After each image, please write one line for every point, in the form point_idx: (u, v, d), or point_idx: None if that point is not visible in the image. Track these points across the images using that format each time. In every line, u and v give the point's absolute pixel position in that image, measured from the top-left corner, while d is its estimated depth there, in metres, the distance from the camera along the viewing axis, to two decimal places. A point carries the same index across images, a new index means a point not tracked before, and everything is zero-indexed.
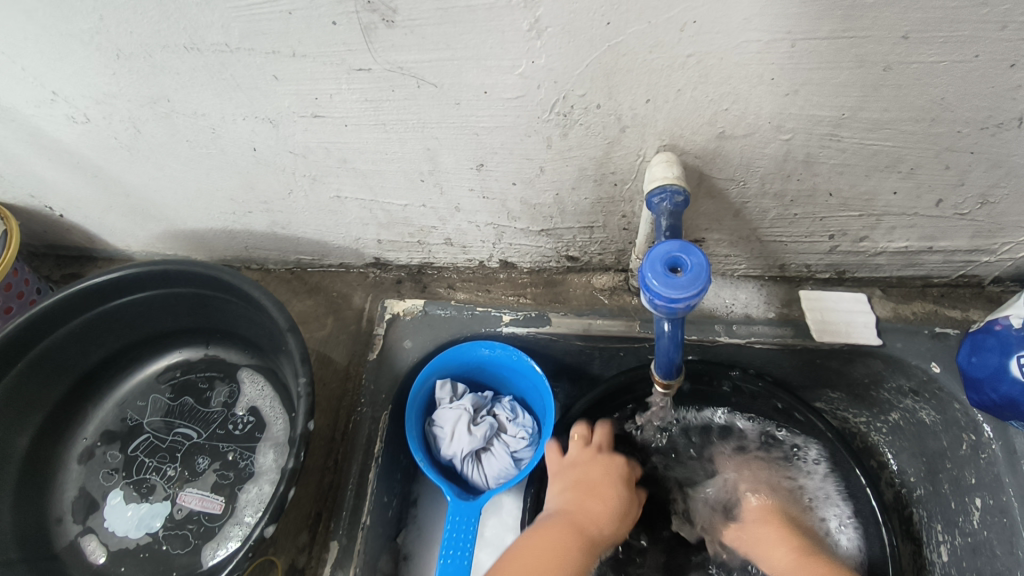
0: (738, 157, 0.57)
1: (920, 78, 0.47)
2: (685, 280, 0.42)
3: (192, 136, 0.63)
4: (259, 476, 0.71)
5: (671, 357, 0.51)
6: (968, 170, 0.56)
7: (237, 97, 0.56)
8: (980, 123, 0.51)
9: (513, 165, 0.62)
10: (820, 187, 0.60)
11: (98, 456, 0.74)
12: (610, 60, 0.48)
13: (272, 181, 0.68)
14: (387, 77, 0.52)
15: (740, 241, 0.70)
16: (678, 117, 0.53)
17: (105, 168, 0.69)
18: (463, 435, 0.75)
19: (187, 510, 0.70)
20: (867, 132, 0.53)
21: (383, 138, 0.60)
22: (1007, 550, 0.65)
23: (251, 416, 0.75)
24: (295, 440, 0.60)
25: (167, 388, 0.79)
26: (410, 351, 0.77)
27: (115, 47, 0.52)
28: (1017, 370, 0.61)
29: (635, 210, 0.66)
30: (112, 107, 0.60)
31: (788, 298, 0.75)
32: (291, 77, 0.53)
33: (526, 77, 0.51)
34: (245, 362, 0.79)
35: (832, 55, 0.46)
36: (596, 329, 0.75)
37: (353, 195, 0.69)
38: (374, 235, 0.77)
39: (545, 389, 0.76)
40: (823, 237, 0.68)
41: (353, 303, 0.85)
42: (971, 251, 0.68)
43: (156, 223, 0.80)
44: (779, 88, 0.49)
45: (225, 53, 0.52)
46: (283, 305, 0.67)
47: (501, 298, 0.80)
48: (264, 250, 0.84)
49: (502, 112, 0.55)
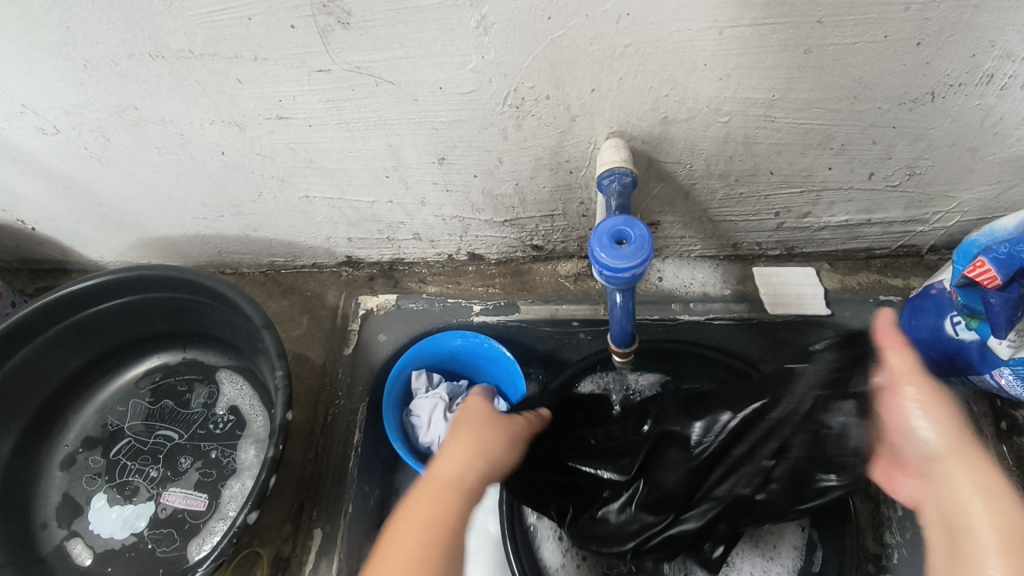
0: (682, 141, 0.61)
1: (838, 59, 0.51)
2: (630, 251, 0.46)
3: (161, 143, 0.65)
4: (241, 471, 0.73)
5: (624, 327, 0.54)
6: (893, 144, 0.61)
7: (202, 101, 0.59)
8: (898, 99, 0.55)
9: (473, 158, 0.65)
10: (762, 166, 0.64)
11: (80, 462, 0.75)
12: (555, 53, 0.51)
13: (242, 183, 0.70)
14: (347, 77, 0.55)
15: (693, 222, 0.74)
16: (623, 104, 0.57)
17: (76, 178, 0.71)
18: (438, 423, 0.78)
19: (171, 509, 0.72)
20: (797, 111, 0.57)
21: (347, 136, 0.62)
22: None
23: (231, 415, 0.77)
24: (275, 431, 0.63)
25: (146, 393, 0.80)
26: (384, 344, 0.80)
27: (82, 57, 0.54)
28: (951, 329, 0.66)
29: (591, 196, 0.70)
30: (81, 117, 0.62)
31: (742, 275, 0.80)
32: (254, 80, 0.56)
33: (478, 72, 0.54)
34: (223, 363, 0.80)
35: (757, 41, 0.50)
36: (563, 313, 0.80)
37: (322, 194, 0.72)
38: (345, 233, 0.80)
39: (516, 375, 0.79)
40: (770, 215, 0.72)
41: (328, 301, 0.87)
42: (907, 221, 0.73)
43: (128, 231, 0.81)
44: (713, 73, 0.53)
45: (189, 59, 0.54)
46: (257, 303, 0.69)
47: (471, 290, 0.84)
48: (237, 254, 0.86)
49: (458, 106, 0.58)
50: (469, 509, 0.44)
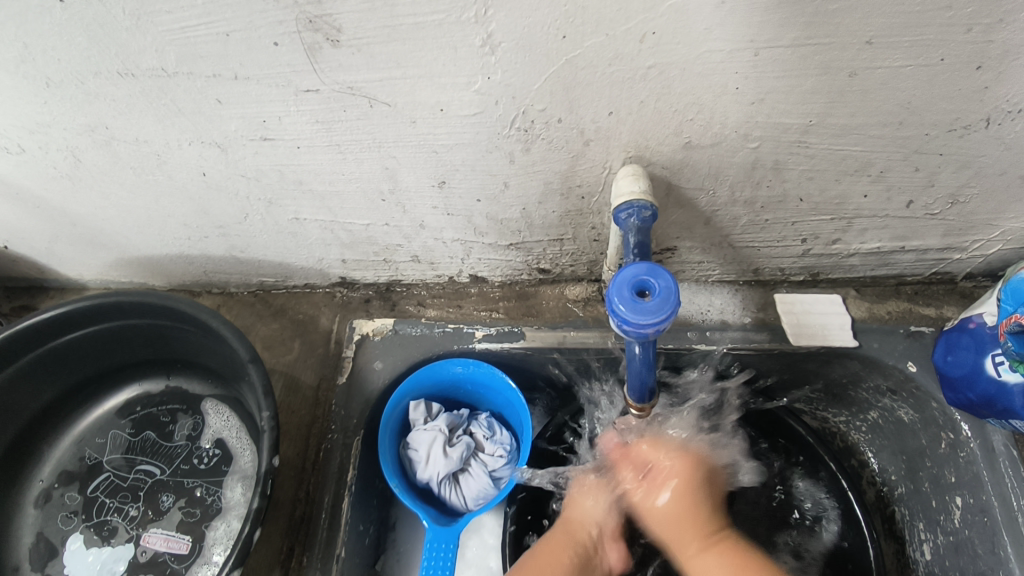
0: (706, 166, 0.55)
1: (886, 83, 0.46)
2: (654, 304, 0.41)
3: (136, 163, 0.59)
4: (227, 511, 0.69)
5: (641, 377, 0.49)
6: (937, 171, 0.55)
7: (179, 121, 0.53)
8: (948, 125, 0.50)
9: (476, 182, 0.59)
10: (791, 193, 0.59)
11: (56, 499, 0.71)
12: (569, 74, 0.46)
13: (226, 205, 0.65)
14: (337, 98, 0.49)
15: (713, 247, 0.69)
16: (642, 129, 0.51)
17: (47, 198, 0.66)
18: (438, 457, 0.73)
19: (152, 552, 0.67)
20: (836, 137, 0.51)
21: (338, 158, 0.57)
22: (988, 550, 0.64)
23: (216, 448, 0.72)
24: (260, 477, 0.58)
25: (127, 423, 0.75)
26: (381, 372, 0.75)
27: (42, 74, 0.49)
28: (991, 369, 0.61)
29: (604, 221, 0.64)
30: (47, 136, 0.56)
31: (763, 302, 0.74)
32: (235, 100, 0.50)
33: (482, 93, 0.48)
34: (209, 392, 0.76)
35: (797, 63, 0.44)
36: (571, 342, 0.74)
37: (313, 217, 0.67)
38: (338, 255, 0.74)
39: (521, 405, 0.75)
40: (796, 241, 0.67)
41: (321, 324, 0.82)
42: (944, 248, 0.68)
43: (107, 251, 0.76)
44: (744, 97, 0.47)
45: (162, 77, 0.48)
46: (242, 335, 0.64)
47: (473, 314, 0.78)
48: (225, 274, 0.81)
49: (461, 129, 0.52)
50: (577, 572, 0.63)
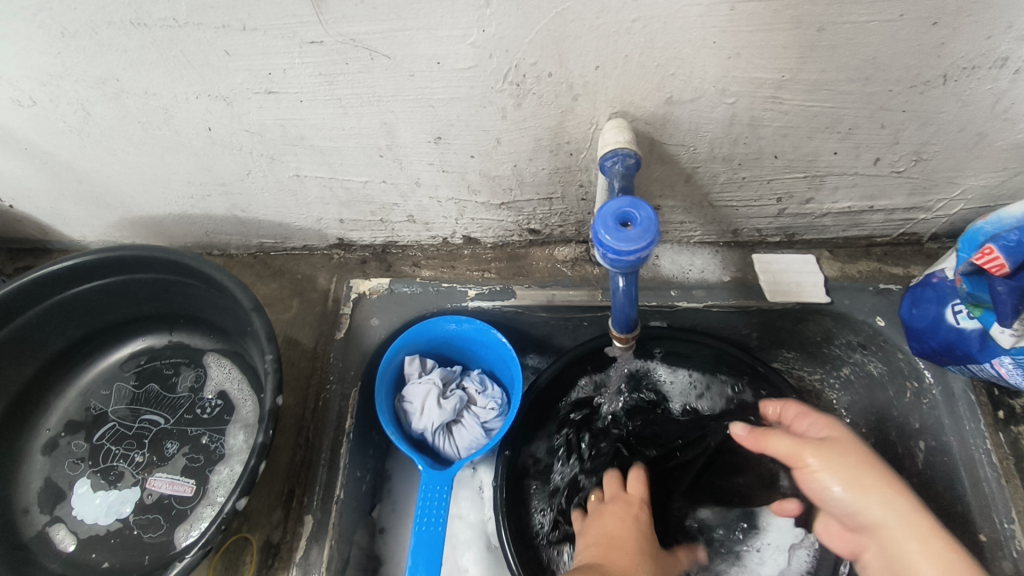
0: (687, 123, 0.59)
1: (851, 38, 0.50)
2: (635, 233, 0.44)
3: (144, 117, 0.62)
4: (230, 457, 0.72)
5: (626, 312, 0.52)
6: (901, 128, 0.59)
7: (188, 74, 0.56)
8: (910, 81, 0.54)
9: (470, 138, 0.63)
10: (766, 150, 0.63)
11: (63, 446, 0.73)
12: (558, 27, 0.49)
13: (230, 161, 0.68)
14: (340, 50, 0.53)
15: (694, 206, 0.72)
16: (627, 83, 0.55)
17: (54, 153, 0.68)
18: (433, 408, 0.77)
19: (158, 495, 0.70)
20: (806, 93, 0.55)
21: (339, 113, 0.60)
22: (947, 487, 0.69)
23: (219, 399, 0.75)
24: (264, 416, 0.61)
25: (132, 376, 0.78)
26: (377, 328, 0.78)
27: (58, 24, 0.51)
28: (952, 318, 0.65)
29: (591, 178, 0.68)
30: (59, 88, 0.59)
31: (742, 262, 0.78)
32: (243, 52, 0.53)
33: (477, 46, 0.52)
34: (211, 346, 0.78)
35: (768, 18, 0.48)
36: (559, 300, 0.77)
37: (313, 173, 0.69)
38: (336, 214, 0.77)
39: (511, 359, 0.78)
40: (772, 200, 0.71)
41: (319, 284, 0.85)
42: (910, 208, 0.72)
43: (111, 211, 0.78)
44: (720, 51, 0.51)
45: (174, 28, 0.51)
46: (246, 286, 0.67)
47: (466, 274, 0.82)
48: (225, 235, 0.84)
49: (457, 83, 0.56)
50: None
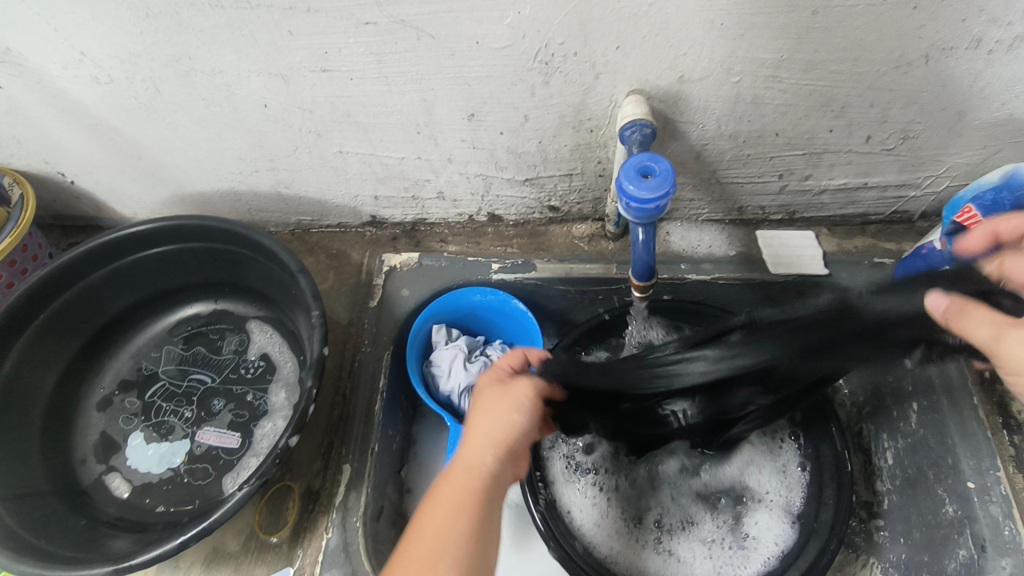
0: (697, 99, 0.66)
1: (841, 21, 0.56)
2: (654, 183, 0.50)
3: (208, 94, 0.69)
4: (273, 412, 0.77)
5: (645, 261, 0.58)
6: (889, 107, 0.66)
7: (253, 52, 0.63)
8: (895, 62, 0.61)
9: (501, 114, 0.69)
10: (768, 127, 0.69)
11: (117, 403, 0.79)
12: (585, 10, 0.56)
13: (279, 137, 0.74)
14: (391, 30, 0.59)
15: (702, 183, 0.79)
16: (643, 62, 0.61)
17: (120, 128, 0.75)
18: (459, 370, 0.82)
19: (206, 446, 0.75)
20: (803, 72, 0.62)
21: (384, 90, 0.67)
22: (939, 441, 0.75)
23: (262, 360, 0.81)
24: (311, 364, 0.67)
25: (179, 340, 0.84)
26: (408, 298, 0.85)
27: (145, 5, 0.58)
28: None
29: (609, 155, 0.75)
30: (135, 66, 0.66)
31: (746, 238, 0.85)
32: (304, 32, 0.60)
33: (513, 27, 0.58)
34: (253, 313, 0.84)
35: (769, 2, 0.55)
36: (576, 272, 0.84)
37: (355, 150, 0.76)
38: (372, 191, 0.84)
39: (532, 328, 0.84)
40: (774, 177, 0.77)
41: (352, 259, 0.91)
42: (901, 186, 0.78)
43: (164, 187, 0.85)
44: (727, 32, 0.58)
45: (246, 10, 0.58)
46: (292, 251, 0.73)
47: (490, 249, 0.88)
48: (267, 212, 0.90)
49: (492, 61, 0.62)
50: (467, 518, 0.48)
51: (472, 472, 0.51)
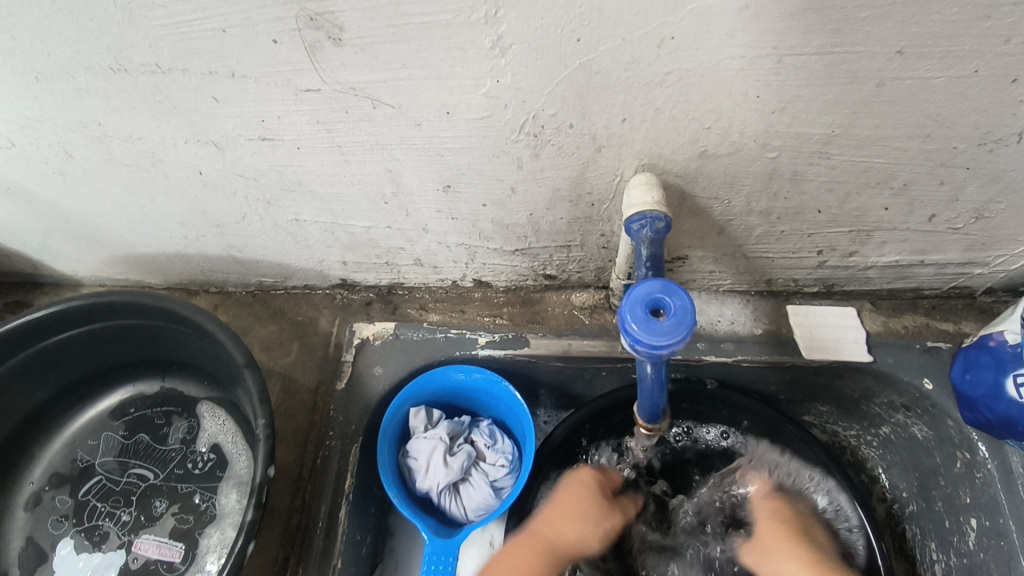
0: (722, 176, 0.53)
1: (915, 94, 0.43)
2: (668, 324, 0.39)
3: (130, 161, 0.57)
4: (221, 519, 0.67)
5: (654, 400, 0.47)
6: (963, 185, 0.53)
7: (174, 119, 0.51)
8: (979, 139, 0.47)
9: (482, 186, 0.57)
10: (809, 204, 0.57)
11: (46, 502, 0.69)
12: (581, 79, 0.44)
13: (223, 204, 0.63)
14: (338, 98, 0.47)
15: (725, 257, 0.67)
16: (656, 136, 0.49)
17: (38, 192, 0.64)
18: (438, 466, 0.72)
19: (144, 559, 0.66)
20: (859, 149, 0.49)
21: (340, 160, 0.55)
22: (1005, 574, 0.63)
23: (212, 453, 0.71)
24: (255, 488, 0.56)
25: (120, 425, 0.74)
26: (381, 378, 0.73)
27: (31, 68, 0.47)
28: (1013, 390, 0.58)
29: (613, 228, 0.62)
30: (38, 132, 0.54)
31: (775, 313, 0.72)
32: (232, 99, 0.48)
33: (491, 97, 0.46)
34: (205, 394, 0.74)
35: (822, 72, 0.42)
36: (576, 351, 0.72)
37: (313, 218, 0.65)
38: (339, 257, 0.72)
39: (523, 414, 0.73)
40: (811, 253, 0.65)
41: (320, 327, 0.80)
42: (965, 263, 0.65)
43: (102, 248, 0.74)
44: (765, 106, 0.45)
45: (155, 74, 0.46)
46: (240, 339, 0.62)
47: (476, 320, 0.76)
48: (223, 274, 0.79)
49: (467, 133, 0.50)
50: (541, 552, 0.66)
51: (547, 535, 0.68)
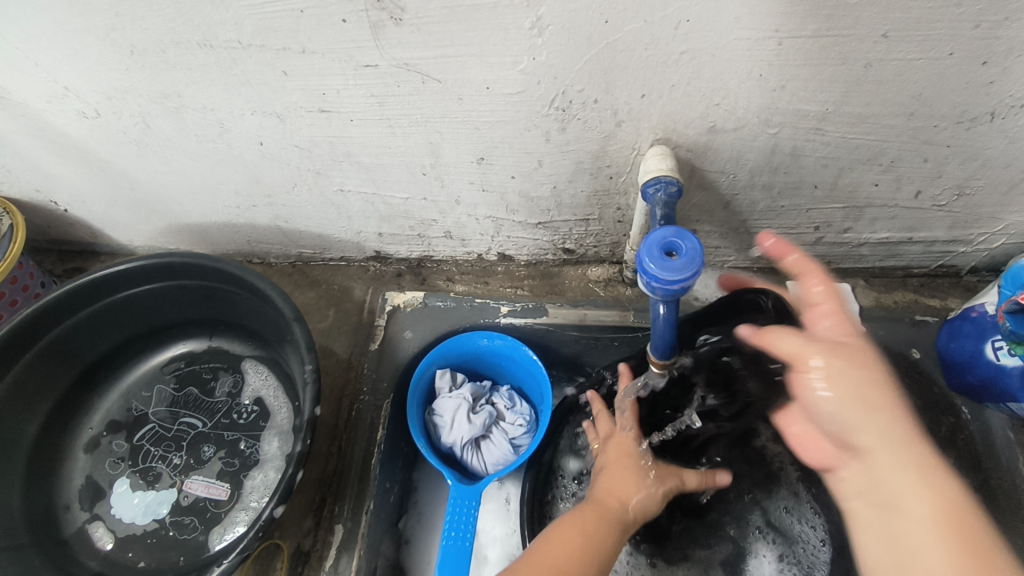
0: (728, 151, 0.60)
1: (899, 74, 0.50)
2: (680, 263, 0.45)
3: (200, 131, 0.64)
4: (264, 463, 0.73)
5: (666, 338, 0.54)
6: (945, 163, 0.59)
7: (246, 92, 0.58)
8: (957, 117, 0.54)
9: (513, 159, 0.64)
10: (807, 179, 0.63)
11: (104, 445, 0.76)
12: (607, 57, 0.50)
13: (277, 174, 0.70)
14: (394, 73, 0.54)
15: (730, 232, 0.73)
16: (671, 112, 0.56)
17: (111, 161, 0.71)
18: (462, 423, 0.77)
19: (193, 497, 0.72)
20: (851, 126, 0.56)
21: (387, 132, 0.62)
22: None
23: (255, 405, 0.77)
24: (302, 426, 0.62)
25: (172, 378, 0.81)
26: (411, 341, 0.79)
27: (128, 43, 0.54)
28: (991, 353, 0.64)
29: (629, 202, 0.69)
30: (122, 102, 0.61)
31: (776, 288, 0.78)
32: (300, 73, 0.55)
33: (527, 73, 0.53)
34: (249, 352, 0.80)
35: (817, 53, 0.48)
36: (590, 319, 0.78)
37: (357, 189, 0.71)
38: (375, 228, 0.79)
39: (542, 377, 0.79)
40: (810, 228, 0.71)
41: (354, 295, 0.87)
42: (950, 241, 0.72)
43: (159, 217, 0.81)
44: (767, 84, 0.52)
45: (236, 49, 0.53)
46: (287, 295, 0.68)
47: (499, 290, 0.83)
48: (266, 244, 0.86)
49: (504, 107, 0.57)
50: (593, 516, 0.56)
51: (611, 503, 0.57)
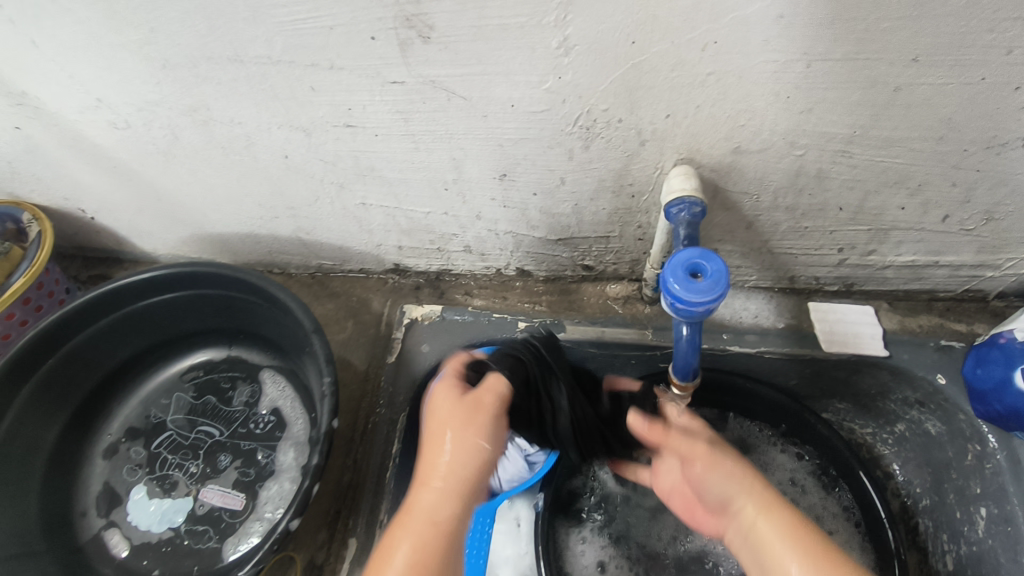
0: (752, 171, 0.59)
1: (928, 98, 0.49)
2: (704, 286, 0.45)
3: (227, 143, 0.65)
4: (280, 473, 0.73)
5: (687, 361, 0.54)
6: (973, 188, 0.59)
7: (273, 106, 0.59)
8: (986, 142, 0.53)
9: (535, 175, 0.64)
10: (831, 202, 0.63)
11: (122, 452, 0.76)
12: (633, 77, 0.50)
13: (300, 187, 0.71)
14: (420, 90, 0.55)
15: (752, 252, 0.72)
16: (696, 132, 0.55)
17: (139, 171, 0.72)
18: None
19: (209, 506, 0.72)
20: (877, 148, 0.55)
21: (411, 147, 0.62)
22: (1012, 559, 0.67)
23: (272, 415, 0.77)
24: (319, 438, 0.62)
25: (190, 387, 0.81)
26: (428, 355, 0.79)
27: (161, 57, 0.55)
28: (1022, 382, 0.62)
29: (651, 220, 0.69)
30: (153, 114, 0.62)
31: (797, 309, 0.77)
32: (327, 88, 0.56)
33: (552, 92, 0.53)
34: (267, 362, 0.81)
35: (846, 76, 0.48)
36: (608, 336, 0.77)
37: (378, 203, 0.72)
38: (395, 241, 0.80)
39: None
40: (833, 250, 0.71)
41: (372, 308, 0.87)
42: (977, 265, 0.71)
43: (184, 227, 0.82)
44: (794, 106, 0.52)
45: (266, 65, 0.54)
46: (308, 307, 0.68)
47: (517, 306, 0.83)
48: (287, 255, 0.87)
49: (527, 125, 0.57)
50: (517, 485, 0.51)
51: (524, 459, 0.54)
